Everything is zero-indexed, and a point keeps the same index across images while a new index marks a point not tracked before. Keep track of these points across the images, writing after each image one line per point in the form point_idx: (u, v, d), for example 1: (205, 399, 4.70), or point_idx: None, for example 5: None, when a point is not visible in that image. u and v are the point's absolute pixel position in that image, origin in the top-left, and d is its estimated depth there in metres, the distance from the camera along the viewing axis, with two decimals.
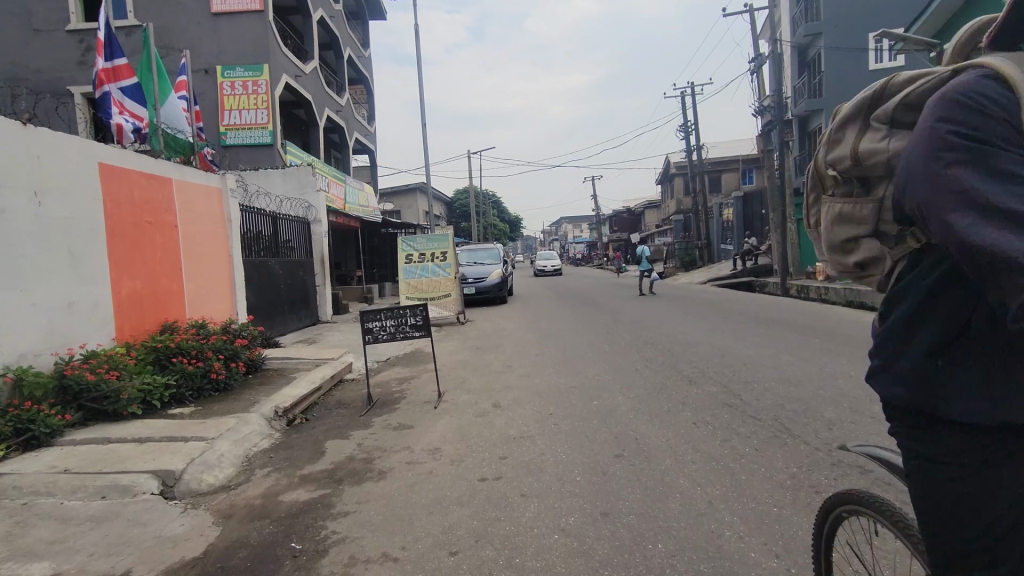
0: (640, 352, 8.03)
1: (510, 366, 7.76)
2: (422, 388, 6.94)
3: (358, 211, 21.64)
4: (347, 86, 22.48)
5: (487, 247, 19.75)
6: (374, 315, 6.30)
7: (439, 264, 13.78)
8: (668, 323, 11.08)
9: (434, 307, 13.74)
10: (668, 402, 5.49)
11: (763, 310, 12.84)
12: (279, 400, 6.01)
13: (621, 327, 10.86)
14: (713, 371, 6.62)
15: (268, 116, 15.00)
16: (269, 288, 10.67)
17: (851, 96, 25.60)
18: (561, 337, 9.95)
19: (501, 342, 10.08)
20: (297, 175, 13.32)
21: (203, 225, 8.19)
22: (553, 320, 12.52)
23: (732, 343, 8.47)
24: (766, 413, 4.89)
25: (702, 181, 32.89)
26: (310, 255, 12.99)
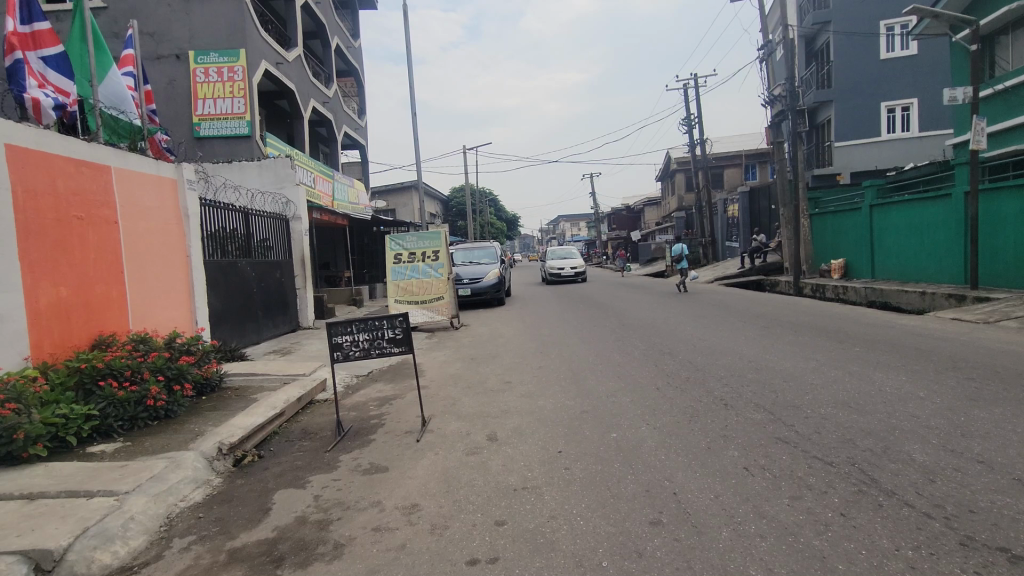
0: (657, 365, 6.98)
1: (509, 383, 6.70)
2: (404, 413, 5.87)
3: (346, 209, 20.51)
4: (335, 77, 21.36)
5: (483, 246, 18.66)
6: (343, 329, 5.21)
7: (430, 265, 12.71)
8: (683, 328, 10.06)
9: (425, 310, 12.64)
10: (706, 436, 4.42)
11: (784, 312, 11.81)
12: (225, 434, 4.90)
13: (631, 332, 9.82)
14: (749, 390, 5.58)
15: (244, 105, 13.90)
16: (238, 293, 9.55)
17: (861, 87, 24.65)
18: (566, 345, 8.90)
19: (498, 352, 9.02)
20: (274, 168, 12.17)
21: (150, 221, 7.09)
22: (554, 325, 11.47)
23: (762, 353, 7.43)
24: (834, 454, 3.84)
25: (704, 176, 31.87)
26: (288, 255, 11.87)
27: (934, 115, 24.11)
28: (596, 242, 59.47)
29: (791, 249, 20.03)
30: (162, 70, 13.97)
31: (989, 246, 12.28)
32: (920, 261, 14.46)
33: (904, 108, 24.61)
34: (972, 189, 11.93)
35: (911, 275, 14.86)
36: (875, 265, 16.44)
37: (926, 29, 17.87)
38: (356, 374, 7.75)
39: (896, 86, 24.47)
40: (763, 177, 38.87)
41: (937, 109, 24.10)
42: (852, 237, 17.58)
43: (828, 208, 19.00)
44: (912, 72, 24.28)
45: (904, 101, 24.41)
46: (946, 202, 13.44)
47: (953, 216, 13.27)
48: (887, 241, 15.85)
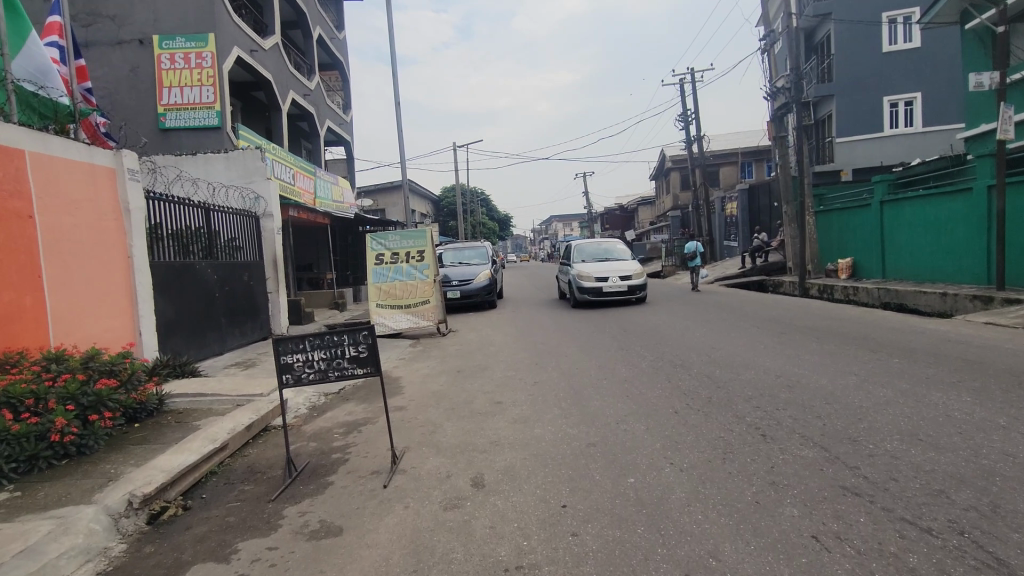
0: (671, 382, 6.05)
1: (500, 404, 5.72)
2: (373, 444, 4.87)
3: (329, 207, 19.44)
4: (318, 69, 20.31)
5: (473, 246, 17.70)
6: (293, 346, 4.22)
7: (415, 266, 11.72)
8: (692, 334, 9.14)
9: (409, 316, 11.64)
10: (750, 484, 3.47)
11: (796, 316, 10.94)
12: (139, 482, 3.87)
13: (635, 341, 8.88)
14: (788, 415, 4.65)
15: (214, 94, 12.86)
16: (195, 299, 8.51)
17: (862, 82, 23.99)
18: (563, 357, 7.92)
19: (487, 364, 8.04)
20: (242, 160, 11.03)
21: (78, 215, 6.06)
22: (549, 331, 10.51)
23: (788, 365, 6.52)
24: (929, 517, 2.92)
25: (701, 175, 31.09)
26: (258, 256, 10.83)
27: (939, 110, 23.39)
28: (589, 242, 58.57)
29: (794, 248, 19.27)
30: (124, 57, 12.88)
31: (1016, 244, 11.45)
32: (937, 261, 13.61)
33: (908, 103, 23.87)
34: (999, 183, 11.09)
35: (927, 275, 14.01)
36: (887, 264, 15.57)
37: (936, 18, 17.09)
38: (325, 392, 6.75)
39: (899, 79, 23.75)
40: (760, 175, 38.16)
41: (942, 104, 23.35)
42: (862, 235, 16.72)
43: (835, 205, 18.12)
44: (916, 65, 23.54)
45: (907, 95, 23.69)
46: (966, 196, 12.61)
47: (973, 212, 12.45)
48: (899, 239, 15.01)
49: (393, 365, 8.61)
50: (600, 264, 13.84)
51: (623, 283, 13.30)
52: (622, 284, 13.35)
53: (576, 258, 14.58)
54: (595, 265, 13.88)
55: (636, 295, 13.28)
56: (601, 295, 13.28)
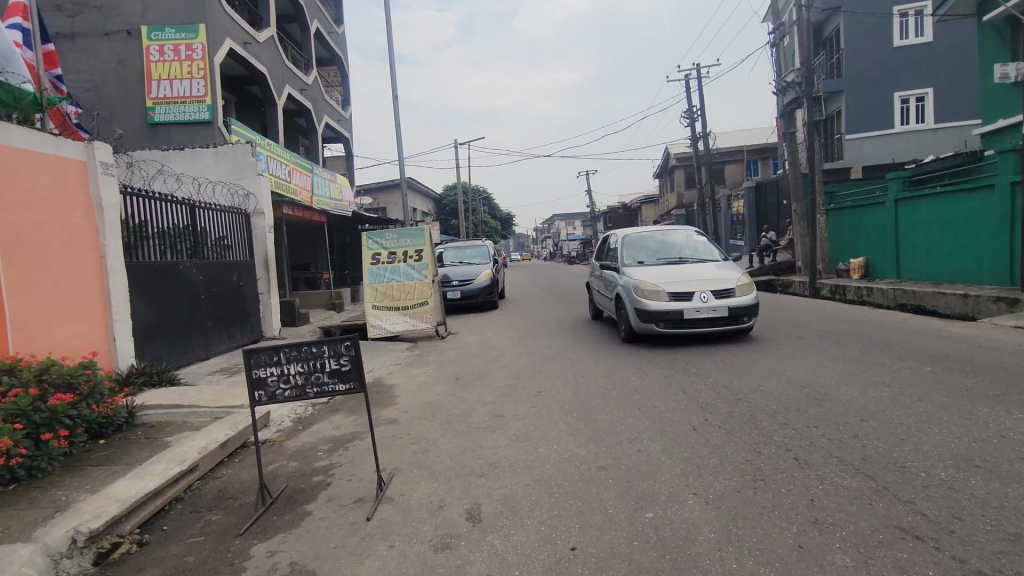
0: (686, 393, 5.57)
1: (501, 418, 5.24)
2: (358, 466, 4.40)
3: (326, 205, 18.96)
4: (315, 64, 19.86)
5: (474, 245, 17.23)
6: (266, 359, 3.74)
7: (413, 266, 11.25)
8: (705, 338, 8.57)
9: (407, 318, 11.16)
10: (789, 522, 2.98)
11: (811, 318, 10.48)
12: (89, 514, 3.40)
13: (644, 346, 8.39)
14: (821, 436, 4.17)
15: (205, 87, 12.42)
16: (178, 302, 8.04)
17: (872, 77, 23.49)
18: (568, 364, 7.43)
19: (488, 370, 7.57)
20: (232, 155, 10.50)
21: (42, 212, 5.60)
22: (553, 334, 10.03)
23: (813, 374, 6.03)
24: (1012, 571, 2.43)
25: (706, 172, 30.58)
26: (248, 255, 10.36)
27: (951, 105, 22.87)
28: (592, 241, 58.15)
29: (804, 248, 18.80)
30: (112, 48, 12.44)
31: None
32: (956, 261, 13.09)
33: (920, 98, 23.32)
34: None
35: (945, 275, 13.48)
36: (902, 264, 15.05)
37: (951, 10, 16.56)
38: (312, 404, 6.28)
39: (910, 74, 23.23)
40: (766, 173, 37.60)
41: (954, 99, 22.83)
42: (875, 235, 16.20)
43: (847, 203, 17.58)
44: (927, 60, 23.01)
45: (919, 91, 23.16)
46: (986, 193, 12.10)
47: (993, 210, 11.95)
48: (914, 238, 14.52)
49: (388, 371, 8.14)
50: (674, 270, 8.16)
51: (721, 306, 7.57)
52: (718, 308, 7.59)
53: (628, 260, 8.89)
54: (665, 273, 8.12)
55: (742, 326, 7.62)
56: (681, 328, 7.61)
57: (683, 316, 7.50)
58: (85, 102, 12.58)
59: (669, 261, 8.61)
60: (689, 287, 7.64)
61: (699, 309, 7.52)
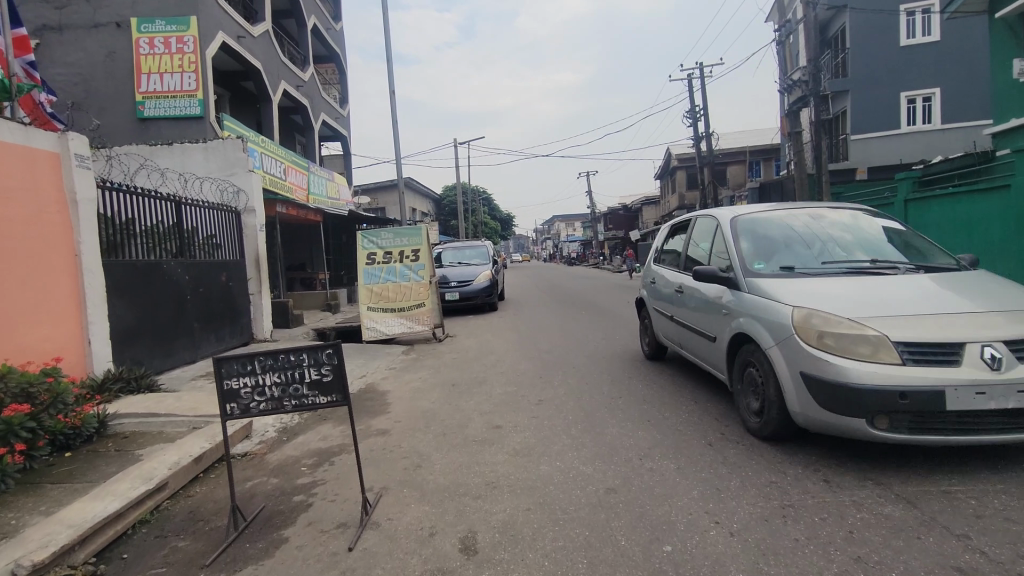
0: (698, 404, 5.21)
1: (499, 430, 4.88)
2: (343, 484, 4.03)
3: (323, 204, 18.60)
4: (312, 60, 19.50)
5: (473, 245, 16.85)
6: (239, 369, 3.37)
7: (410, 266, 10.87)
8: None
9: (403, 320, 10.77)
10: (829, 559, 2.61)
11: None
12: (35, 544, 3.03)
13: (650, 350, 8.03)
14: (851, 454, 3.79)
15: (196, 81, 12.06)
16: (161, 302, 7.67)
17: (878, 77, 23.22)
18: (570, 370, 7.07)
19: (486, 376, 7.20)
20: (221, 150, 10.12)
21: (9, 207, 5.25)
22: (554, 338, 9.67)
23: None
24: None
25: (709, 173, 30.25)
26: (238, 255, 10.00)
27: (958, 106, 22.56)
28: (593, 242, 57.88)
29: None
30: (101, 41, 12.07)
31: None
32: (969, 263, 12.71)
33: (926, 98, 23.01)
34: None
35: None
36: None
37: (961, 7, 16.20)
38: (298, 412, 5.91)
39: (917, 74, 22.93)
40: (769, 174, 37.28)
41: (961, 100, 22.53)
42: None
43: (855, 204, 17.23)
44: (935, 59, 22.71)
45: (926, 91, 22.85)
46: (1001, 194, 11.74)
47: (1008, 211, 11.59)
48: None
49: (382, 376, 7.78)
50: (872, 286, 3.90)
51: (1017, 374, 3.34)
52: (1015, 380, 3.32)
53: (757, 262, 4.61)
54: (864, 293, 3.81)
55: None
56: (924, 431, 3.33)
57: (942, 403, 3.19)
58: (73, 96, 12.22)
59: (852, 267, 4.33)
60: (948, 333, 3.32)
61: (986, 390, 3.18)
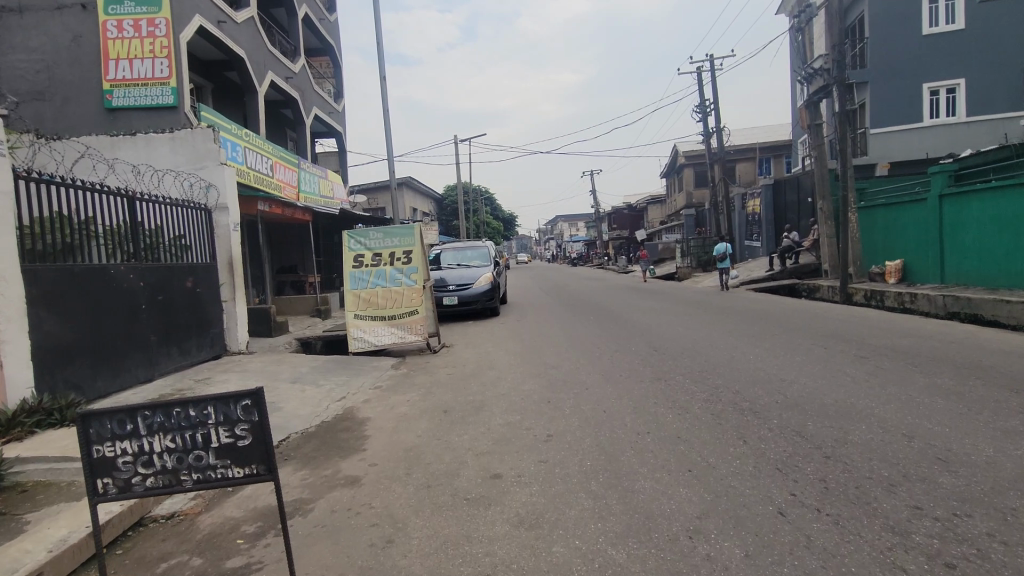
0: (748, 445, 4.14)
1: (499, 484, 3.82)
2: (285, 572, 2.97)
3: (316, 202, 17.61)
4: (303, 51, 18.46)
5: (474, 245, 15.80)
6: (113, 430, 2.30)
7: (401, 269, 9.81)
8: (768, 370, 6.52)
9: (393, 329, 9.69)
10: None
11: (859, 330, 9.11)
12: None
13: (674, 367, 6.96)
14: (986, 534, 2.73)
15: (169, 68, 11.03)
16: (110, 314, 6.63)
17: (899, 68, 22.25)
18: (583, 395, 6.00)
19: (485, 400, 6.14)
20: (189, 141, 9.04)
21: None
22: (562, 350, 8.63)
23: (908, 415, 4.60)
24: None
25: (719, 170, 29.14)
26: (208, 257, 8.94)
27: (983, 97, 21.53)
28: (598, 242, 56.62)
29: (831, 249, 17.37)
30: (65, 24, 10.98)
31: None
32: (1013, 261, 11.62)
33: (950, 90, 21.97)
34: None
35: (1000, 279, 11.99)
36: (947, 267, 13.63)
37: None
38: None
39: (940, 64, 21.88)
40: (779, 172, 36.27)
41: (987, 91, 21.50)
42: (914, 235, 14.78)
43: (880, 200, 16.20)
44: (959, 49, 21.69)
45: (950, 82, 21.83)
46: None
47: None
48: (963, 238, 13.04)
49: (365, 397, 6.74)
50: None
51: None
52: None
53: None
54: None
55: None
56: None
57: None
58: (34, 84, 11.16)
59: None
60: None
61: None
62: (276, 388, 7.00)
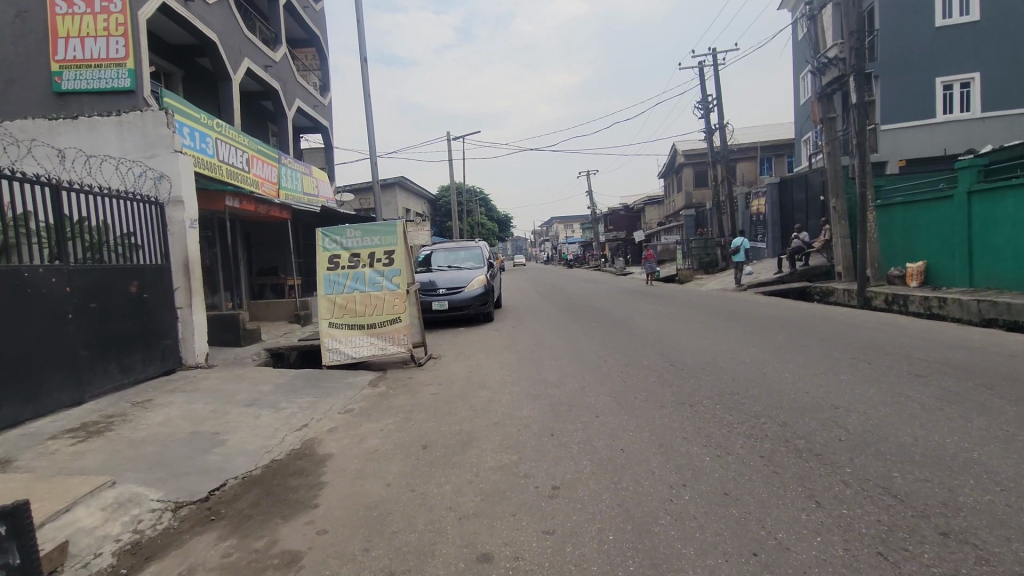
0: (825, 510, 3.09)
1: (490, 573, 2.75)
2: None
3: (297, 199, 16.51)
4: (284, 39, 17.32)
5: (466, 245, 14.73)
6: None
7: (381, 271, 8.72)
8: (813, 393, 5.48)
9: (373, 339, 8.60)
10: None
11: (897, 339, 8.12)
12: None
13: (698, 388, 5.90)
14: None
15: (126, 48, 9.90)
16: (22, 325, 5.50)
17: (910, 61, 21.38)
18: (595, 425, 4.92)
19: (474, 431, 5.04)
20: (137, 124, 7.90)
21: None
22: (564, 363, 7.55)
23: (1017, 460, 3.59)
24: None
25: (722, 168, 28.13)
26: (159, 258, 7.82)
27: (999, 92, 20.62)
28: (594, 243, 55.68)
29: (845, 251, 16.39)
30: None
31: None
32: None
33: (964, 84, 21.07)
34: None
35: None
36: (976, 269, 12.67)
37: None
38: (162, 512, 3.72)
39: (953, 57, 21.01)
40: (781, 171, 35.42)
41: (1002, 86, 20.60)
42: (937, 235, 13.84)
43: (899, 198, 15.27)
44: (974, 41, 20.79)
45: (964, 76, 20.92)
46: None
47: None
48: (995, 238, 12.05)
49: (332, 425, 5.62)
50: None
51: None
52: None
53: None
54: None
55: None
56: None
57: None
58: None
59: None
60: None
61: None
62: (227, 413, 5.87)
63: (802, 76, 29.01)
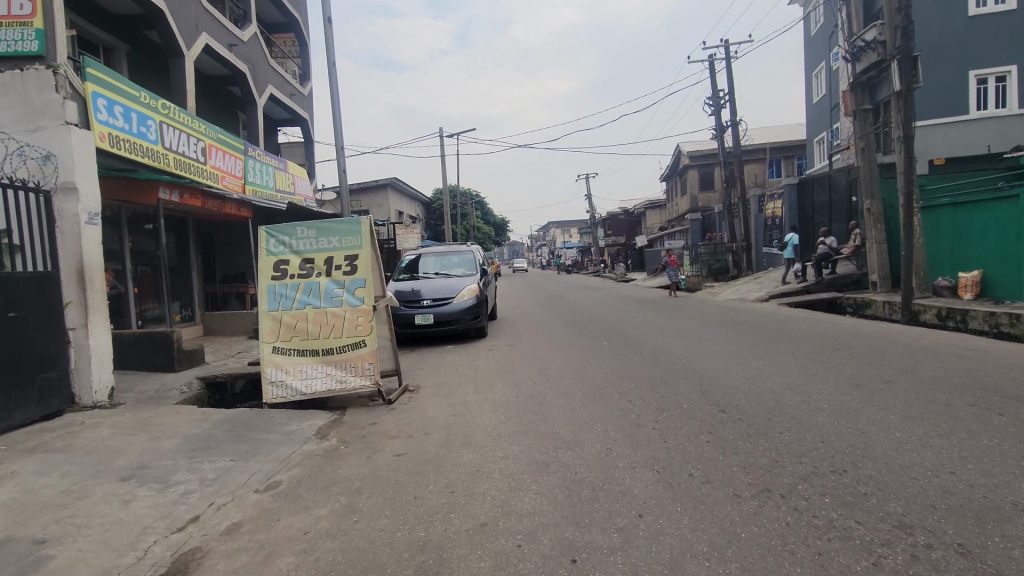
0: None
1: None
2: None
3: (266, 196, 14.59)
4: (254, 17, 15.42)
5: (456, 249, 12.85)
6: None
7: (342, 282, 6.83)
8: (967, 477, 3.61)
9: (330, 370, 6.70)
10: None
11: (1007, 374, 6.27)
12: None
13: (785, 461, 4.01)
14: None
15: (32, 3, 8.04)
16: None
17: (942, 53, 19.64)
18: (642, 542, 3.04)
19: (448, 547, 3.14)
20: (14, 87, 6.03)
21: None
22: (580, 408, 5.65)
23: None
24: None
25: (730, 168, 26.24)
26: (44, 265, 5.89)
27: None
28: (593, 248, 53.94)
29: (882, 259, 14.57)
30: None
31: None
32: None
33: (1000, 78, 19.35)
34: None
35: None
36: None
37: None
38: None
39: (989, 48, 19.28)
40: (791, 173, 33.77)
41: None
42: (997, 240, 12.02)
43: (947, 199, 13.54)
44: (1011, 31, 19.08)
45: (1000, 69, 19.20)
46: None
47: None
48: None
49: (237, 519, 3.71)
50: None
51: None
52: None
53: None
54: None
55: None
56: None
57: None
58: None
59: None
60: None
61: None
62: (86, 495, 3.94)
63: (816, 73, 27.32)
